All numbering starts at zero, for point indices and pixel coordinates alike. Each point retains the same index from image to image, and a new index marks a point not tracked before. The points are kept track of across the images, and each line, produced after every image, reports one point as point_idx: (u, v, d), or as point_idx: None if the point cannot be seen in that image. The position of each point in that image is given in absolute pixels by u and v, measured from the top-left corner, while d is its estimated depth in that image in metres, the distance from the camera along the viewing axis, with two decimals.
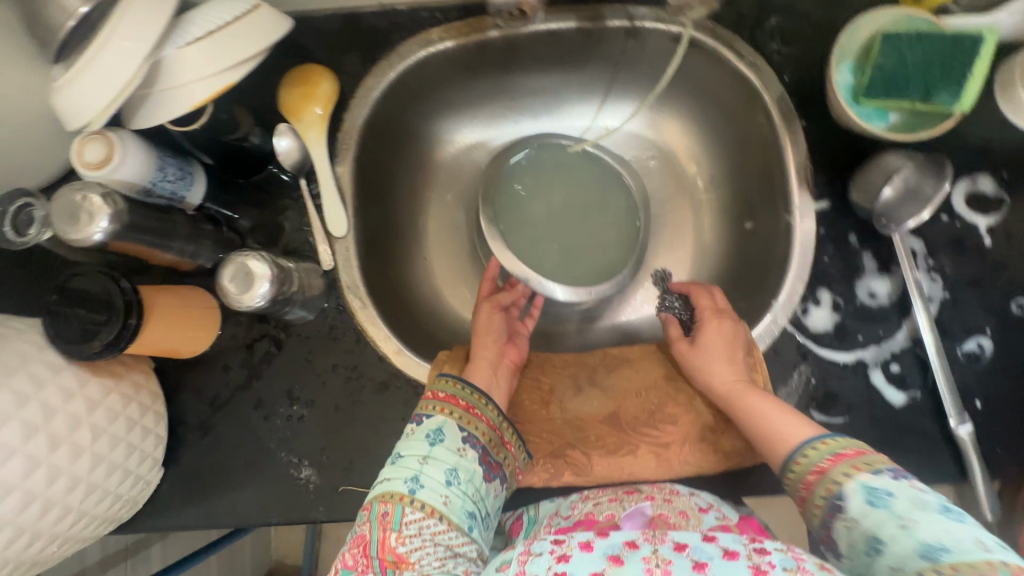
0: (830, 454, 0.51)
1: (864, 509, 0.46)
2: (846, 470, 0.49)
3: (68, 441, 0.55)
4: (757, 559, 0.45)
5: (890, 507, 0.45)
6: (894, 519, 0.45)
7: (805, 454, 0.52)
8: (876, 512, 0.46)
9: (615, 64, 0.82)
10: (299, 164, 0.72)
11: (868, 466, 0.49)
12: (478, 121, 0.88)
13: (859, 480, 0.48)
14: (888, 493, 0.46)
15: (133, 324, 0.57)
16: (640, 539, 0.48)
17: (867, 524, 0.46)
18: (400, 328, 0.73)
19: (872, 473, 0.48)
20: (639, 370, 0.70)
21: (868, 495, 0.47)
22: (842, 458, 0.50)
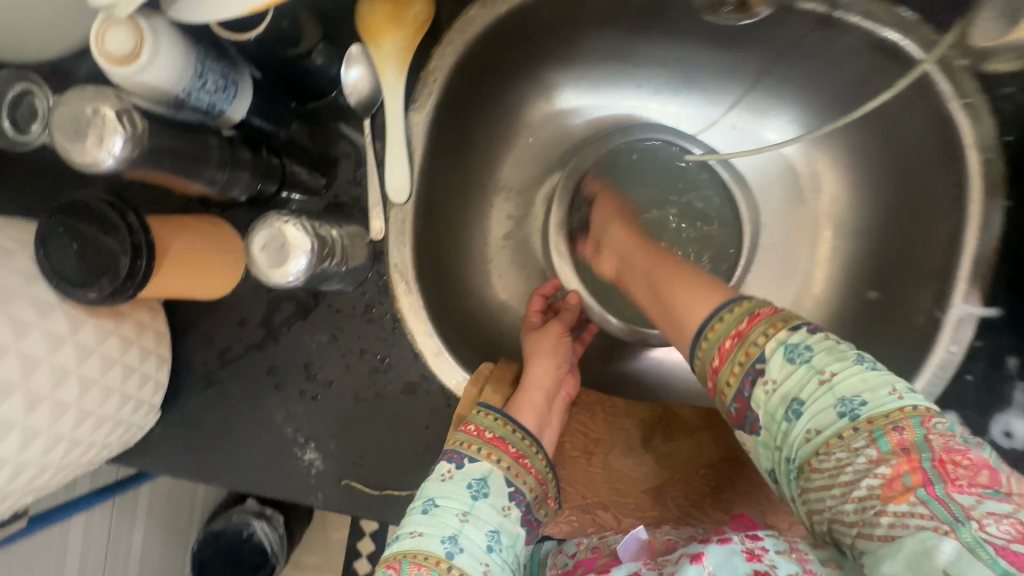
0: (746, 317, 0.47)
1: (785, 369, 0.43)
2: (765, 330, 0.45)
3: (50, 399, 0.46)
4: (752, 544, 0.41)
5: (812, 362, 0.42)
6: (815, 375, 0.42)
7: (722, 319, 0.48)
8: (799, 369, 0.43)
9: (779, 56, 0.64)
10: (368, 102, 0.59)
11: (786, 325, 0.45)
12: (581, 86, 0.73)
13: (777, 340, 0.44)
14: (812, 348, 0.43)
15: (142, 265, 0.47)
16: (641, 568, 0.45)
17: (786, 386, 0.43)
18: (443, 322, 0.63)
19: (797, 331, 0.44)
20: (699, 441, 0.60)
21: (788, 354, 0.43)
22: (759, 318, 0.46)
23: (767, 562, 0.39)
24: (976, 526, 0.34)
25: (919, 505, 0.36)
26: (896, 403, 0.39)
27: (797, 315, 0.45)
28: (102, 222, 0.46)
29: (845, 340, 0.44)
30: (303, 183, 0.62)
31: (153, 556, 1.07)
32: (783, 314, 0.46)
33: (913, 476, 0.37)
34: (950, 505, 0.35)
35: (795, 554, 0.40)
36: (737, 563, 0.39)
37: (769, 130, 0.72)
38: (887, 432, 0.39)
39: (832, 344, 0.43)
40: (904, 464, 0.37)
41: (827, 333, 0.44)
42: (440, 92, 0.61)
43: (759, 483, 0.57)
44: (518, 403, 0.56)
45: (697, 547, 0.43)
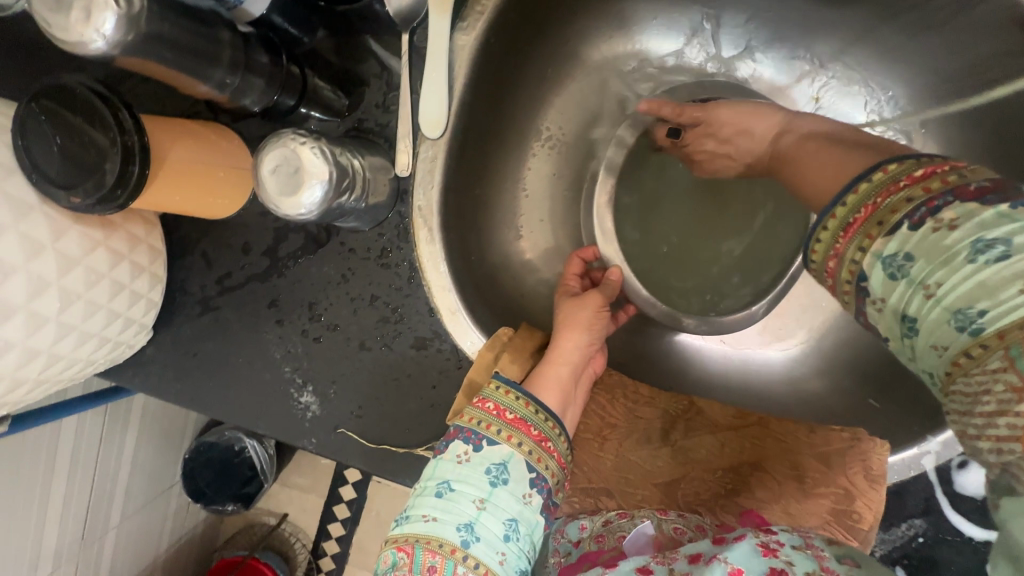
0: (841, 231, 0.39)
1: (886, 286, 0.36)
2: (861, 244, 0.37)
3: (27, 309, 0.42)
4: (765, 536, 0.38)
5: (912, 275, 0.34)
6: (920, 288, 0.34)
7: (819, 239, 0.40)
8: (902, 284, 0.35)
9: (892, 20, 0.55)
10: (409, 14, 0.50)
11: (883, 228, 0.36)
12: (657, 25, 0.65)
13: (872, 254, 0.36)
14: (911, 253, 0.34)
15: (134, 172, 0.42)
16: (652, 564, 0.42)
17: (894, 302, 0.35)
18: (464, 278, 0.57)
19: (895, 233, 0.35)
20: (722, 443, 0.56)
21: (886, 268, 0.35)
22: (853, 230, 0.38)
23: (784, 559, 0.36)
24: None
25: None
26: None
27: (905, 200, 0.35)
28: (89, 116, 0.40)
29: (963, 215, 0.32)
30: (325, 101, 0.54)
31: (145, 461, 1.07)
32: (918, 188, 0.35)
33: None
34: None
35: (810, 549, 0.37)
36: (750, 556, 0.37)
37: (858, 112, 0.63)
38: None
39: (938, 236, 0.33)
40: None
41: (940, 215, 0.33)
42: (493, 13, 0.52)
43: (780, 493, 0.52)
44: (540, 380, 0.51)
45: (711, 548, 0.40)
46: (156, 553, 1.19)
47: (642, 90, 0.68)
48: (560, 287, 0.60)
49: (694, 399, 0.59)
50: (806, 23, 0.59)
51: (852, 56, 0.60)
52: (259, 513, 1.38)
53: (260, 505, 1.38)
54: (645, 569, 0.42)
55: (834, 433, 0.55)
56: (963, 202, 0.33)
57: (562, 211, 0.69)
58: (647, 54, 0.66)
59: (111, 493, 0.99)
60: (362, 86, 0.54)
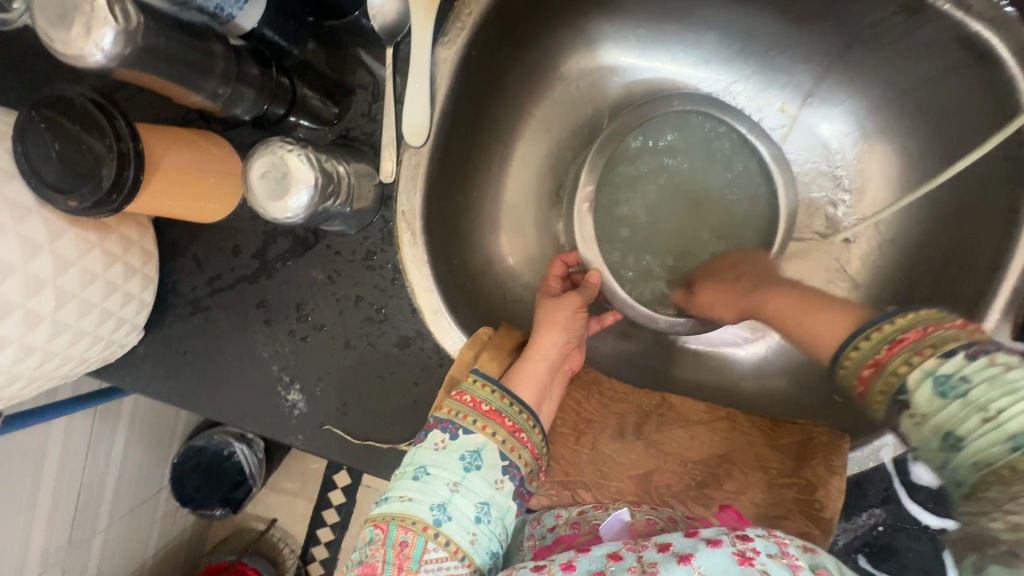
0: (885, 342, 0.41)
1: (931, 401, 0.37)
2: (909, 358, 0.39)
3: (24, 308, 0.44)
4: (742, 546, 0.40)
5: (970, 397, 0.36)
6: (976, 411, 0.36)
7: (857, 346, 0.42)
8: (953, 404, 0.37)
9: (849, 37, 0.58)
10: (393, 29, 0.54)
11: (936, 350, 0.38)
12: (630, 39, 0.68)
13: (923, 370, 0.38)
14: (968, 378, 0.36)
15: (130, 176, 0.44)
16: (621, 550, 0.44)
17: (942, 418, 0.37)
18: (446, 280, 0.60)
19: (950, 357, 0.37)
20: (692, 437, 0.58)
21: (937, 385, 0.37)
22: (900, 345, 0.40)
23: (759, 567, 0.38)
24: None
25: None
26: None
27: (953, 336, 0.38)
28: (87, 123, 0.42)
29: (1013, 362, 0.36)
30: (313, 111, 0.57)
31: (134, 465, 1.08)
32: (921, 346, 0.39)
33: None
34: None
35: (786, 558, 0.39)
36: (726, 563, 0.39)
37: (821, 123, 0.66)
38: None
39: (993, 371, 0.36)
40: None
41: (993, 355, 0.37)
42: (474, 28, 0.55)
43: (745, 484, 0.55)
44: (516, 376, 0.54)
45: (685, 543, 0.43)
46: (143, 557, 1.19)
47: (619, 101, 0.71)
48: (542, 288, 0.63)
49: (667, 395, 0.61)
50: (771, 39, 0.63)
51: (814, 70, 0.63)
52: (247, 518, 1.39)
53: (249, 509, 1.38)
54: (616, 555, 0.44)
55: (798, 426, 0.58)
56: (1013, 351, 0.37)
57: (542, 216, 0.71)
58: (623, 68, 0.69)
59: (100, 495, 1.00)
60: (349, 96, 0.57)
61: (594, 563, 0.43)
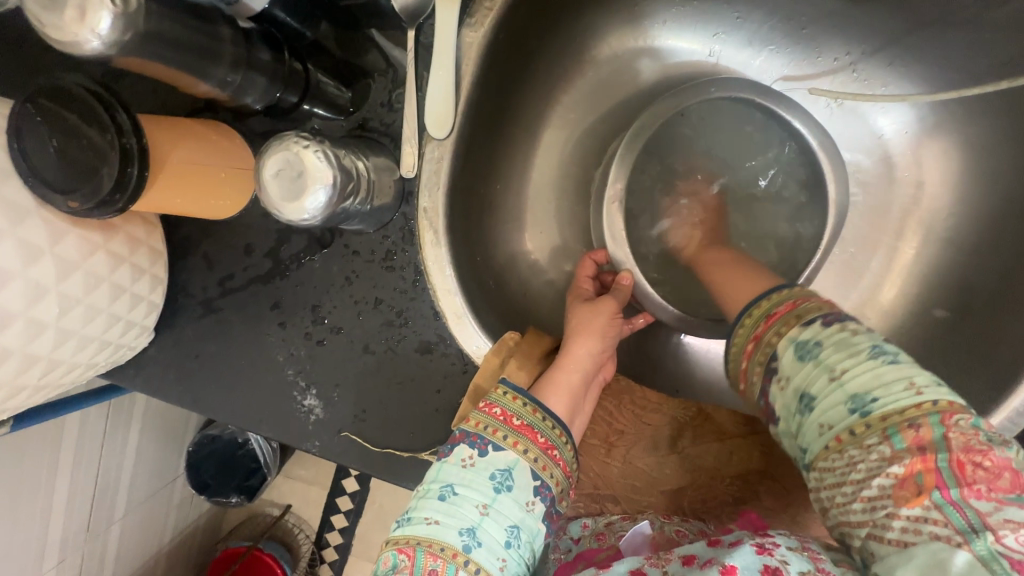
0: (764, 317, 0.45)
1: (794, 366, 0.41)
2: (779, 330, 0.43)
3: (25, 317, 0.41)
4: (761, 538, 0.37)
5: (820, 358, 0.39)
6: (826, 372, 0.38)
7: (742, 324, 0.47)
8: (808, 366, 0.40)
9: (917, 18, 0.53)
10: (415, 10, 0.49)
11: (800, 321, 0.42)
12: (662, 20, 0.63)
13: (789, 338, 0.42)
14: (820, 342, 0.40)
15: (134, 174, 0.40)
16: (644, 566, 0.41)
17: (798, 380, 0.40)
18: (469, 280, 0.56)
19: (809, 326, 0.41)
20: (727, 450, 0.55)
21: (798, 350, 0.41)
22: (774, 318, 0.44)
23: (778, 558, 0.35)
24: (994, 537, 0.30)
25: (933, 510, 0.32)
26: (914, 399, 0.35)
27: (817, 308, 0.42)
28: (87, 117, 0.39)
29: (862, 330, 0.39)
30: (329, 98, 0.52)
31: (148, 456, 1.07)
32: (827, 304, 0.42)
33: (927, 477, 0.33)
34: (966, 512, 0.31)
35: (807, 552, 0.36)
36: (745, 553, 0.35)
37: (878, 114, 0.60)
38: (902, 428, 0.34)
39: (845, 336, 0.39)
40: (918, 463, 0.33)
41: (846, 324, 0.40)
42: (502, 9, 0.51)
43: (786, 501, 0.52)
44: (548, 387, 0.51)
45: (707, 553, 0.39)
46: (160, 545, 1.19)
47: (653, 88, 0.66)
48: (573, 289, 0.60)
49: (703, 406, 0.57)
50: (826, 18, 0.57)
51: (872, 57, 0.58)
52: (263, 505, 1.39)
53: (264, 496, 1.38)
54: (637, 571, 0.41)
55: None
56: (860, 322, 0.40)
57: (570, 210, 0.67)
58: (660, 51, 0.64)
59: (115, 487, 0.99)
60: (367, 82, 0.53)
61: None
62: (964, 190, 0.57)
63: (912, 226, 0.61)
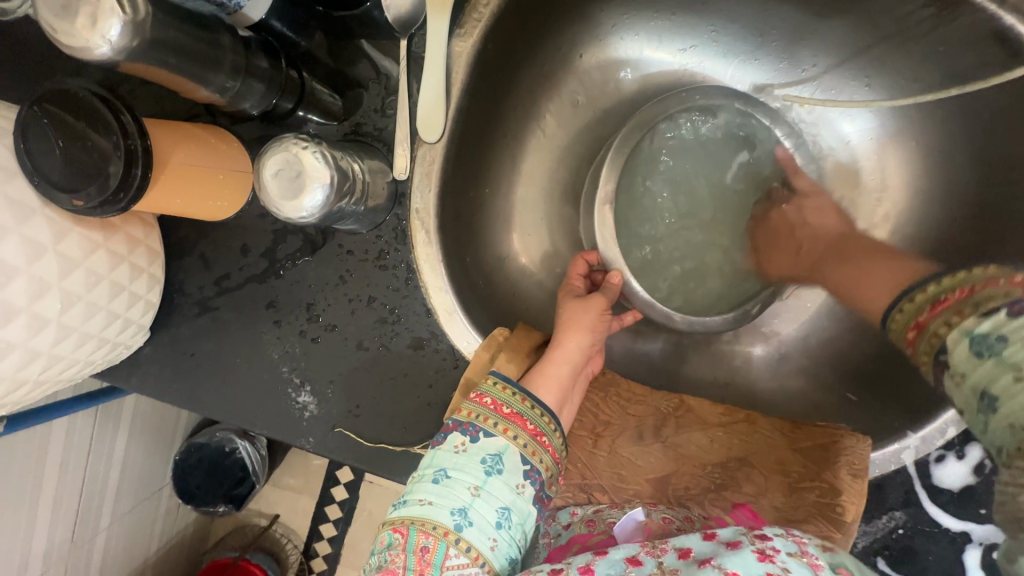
0: (931, 302, 0.37)
1: (969, 363, 0.33)
2: (949, 319, 0.35)
3: (28, 311, 0.42)
4: (760, 543, 0.39)
5: (1005, 356, 0.31)
6: (1011, 369, 0.31)
7: (901, 308, 0.40)
8: (988, 364, 0.32)
9: (878, 32, 0.57)
10: (407, 21, 0.51)
11: (977, 310, 0.33)
12: (643, 32, 0.66)
13: (961, 330, 0.34)
14: (1005, 336, 0.31)
15: (138, 174, 0.42)
16: (640, 554, 0.43)
17: (976, 378, 0.32)
18: (460, 279, 0.58)
19: (990, 315, 0.32)
20: (711, 438, 0.58)
21: (974, 344, 0.33)
22: (944, 306, 0.36)
23: (779, 564, 0.37)
24: None
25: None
26: None
27: (1003, 291, 0.33)
28: (92, 119, 0.40)
29: None
30: (324, 105, 0.55)
31: (135, 464, 1.07)
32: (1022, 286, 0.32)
33: None
34: None
35: (806, 557, 0.38)
36: (747, 561, 0.38)
37: (843, 120, 0.65)
38: None
39: None
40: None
41: None
42: (490, 21, 0.54)
43: (766, 487, 0.55)
44: (538, 377, 0.53)
45: (704, 548, 0.42)
46: (146, 555, 1.18)
47: (635, 96, 0.69)
48: (564, 285, 0.62)
49: (685, 397, 0.60)
50: (795, 32, 0.61)
51: (839, 67, 0.62)
52: (250, 514, 1.38)
53: (252, 505, 1.37)
54: (634, 558, 0.43)
55: (819, 428, 0.57)
56: None
57: (557, 213, 0.70)
58: (641, 61, 0.68)
59: (101, 495, 0.98)
60: (360, 91, 0.55)
61: (613, 567, 0.42)
62: (924, 192, 0.61)
63: (879, 226, 0.65)
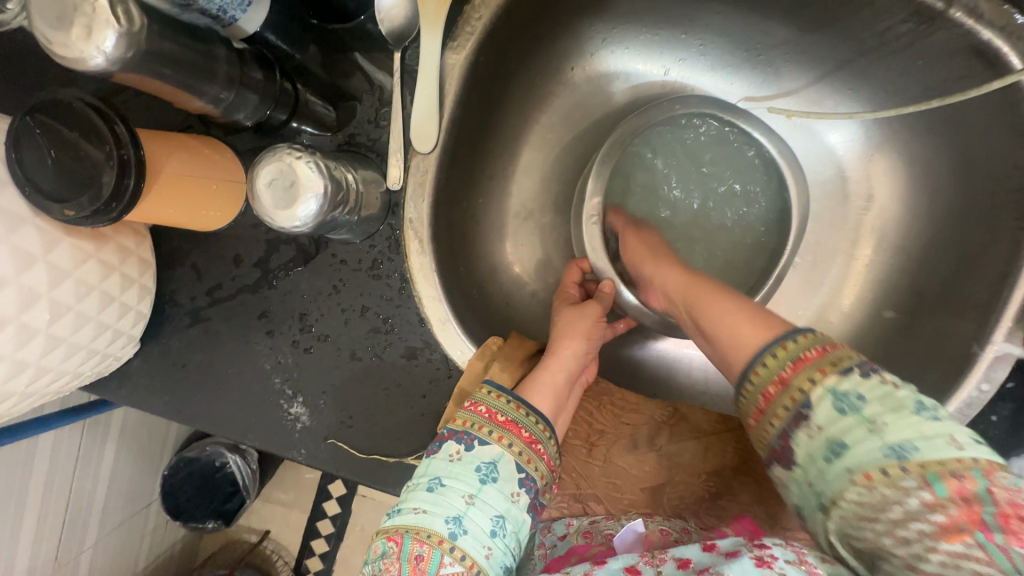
0: (790, 358, 0.40)
1: (829, 416, 0.37)
2: (812, 374, 0.39)
3: (17, 322, 0.42)
4: (760, 550, 0.37)
5: (862, 410, 0.36)
6: (865, 424, 0.36)
7: (765, 362, 0.41)
8: (847, 417, 0.37)
9: (861, 46, 0.58)
10: (402, 32, 0.52)
11: (835, 367, 0.38)
12: (632, 46, 0.67)
13: (825, 387, 0.38)
14: (862, 394, 0.37)
15: (130, 185, 0.42)
16: (639, 563, 0.43)
17: (834, 430, 0.37)
18: (453, 288, 0.58)
19: (847, 375, 0.38)
20: (706, 447, 0.57)
21: (838, 402, 0.37)
22: (804, 361, 0.40)
23: (777, 570, 0.35)
24: None
25: (976, 548, 0.31)
26: (957, 453, 0.34)
27: (841, 356, 0.39)
28: (86, 131, 0.40)
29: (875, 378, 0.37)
30: (317, 116, 0.55)
31: (123, 481, 1.05)
32: (822, 363, 0.39)
33: (969, 523, 0.32)
34: (1014, 557, 0.30)
35: (804, 565, 0.35)
36: (744, 566, 0.36)
37: (829, 131, 0.66)
38: (945, 478, 0.33)
39: (888, 388, 0.37)
40: (962, 513, 0.32)
41: (881, 374, 0.38)
42: (483, 34, 0.54)
43: (761, 495, 0.55)
44: (532, 386, 0.53)
45: (703, 559, 0.41)
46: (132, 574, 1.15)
47: (626, 108, 0.70)
48: (559, 293, 0.63)
49: (678, 406, 0.60)
50: (780, 46, 0.62)
51: (822, 81, 0.63)
52: (240, 530, 1.35)
53: (242, 521, 1.35)
54: (632, 568, 0.43)
55: None
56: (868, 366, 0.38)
57: (551, 223, 0.70)
58: (631, 74, 0.69)
59: (87, 512, 0.96)
60: (354, 102, 0.56)
61: None
62: (909, 201, 0.63)
63: (866, 234, 0.66)
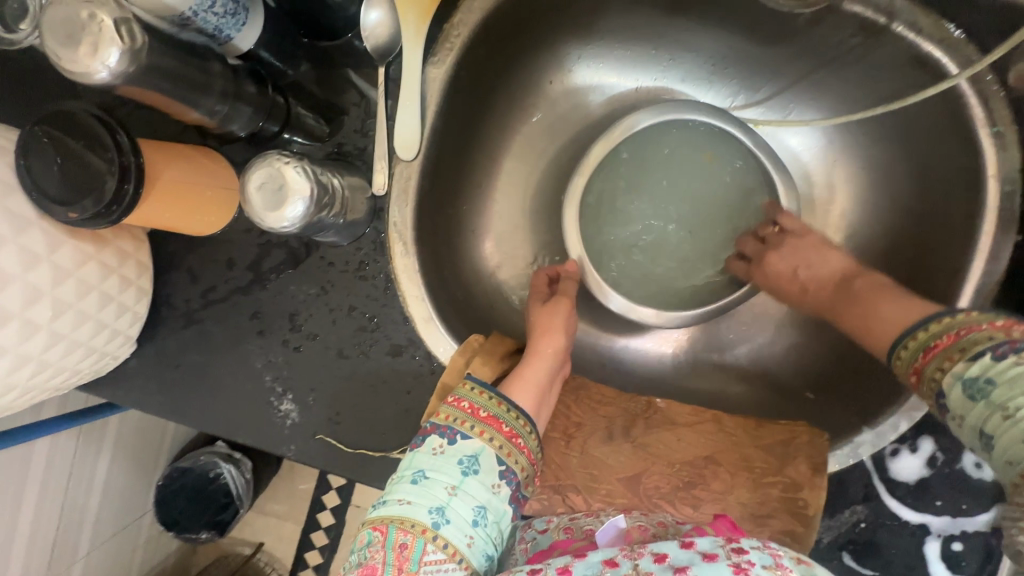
0: (921, 351, 0.46)
1: (962, 402, 0.41)
2: (940, 364, 0.43)
3: (21, 318, 0.45)
4: (737, 558, 0.40)
5: (993, 398, 0.39)
6: (997, 409, 0.39)
7: (904, 347, 0.47)
8: (981, 404, 0.40)
9: (815, 58, 0.62)
10: (385, 50, 0.55)
11: (964, 354, 0.42)
12: (604, 61, 0.71)
13: (952, 373, 0.42)
14: (992, 378, 0.40)
15: (128, 191, 0.45)
16: (617, 557, 0.44)
17: (972, 417, 0.41)
18: (437, 289, 0.61)
19: (977, 360, 0.41)
20: (680, 439, 0.60)
21: (967, 389, 0.41)
22: (934, 352, 0.44)
23: None
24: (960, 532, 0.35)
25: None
26: None
27: (986, 337, 0.41)
28: (89, 141, 0.44)
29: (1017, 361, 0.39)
30: (308, 128, 0.59)
31: (118, 489, 1.06)
32: (949, 352, 0.43)
33: None
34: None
35: (779, 569, 0.40)
36: (722, 574, 0.39)
37: (791, 136, 0.69)
38: None
39: (1022, 368, 0.39)
40: None
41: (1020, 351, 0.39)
42: (462, 50, 0.59)
43: (732, 484, 0.57)
44: (514, 383, 0.55)
45: (681, 556, 0.42)
46: None
47: (601, 119, 0.74)
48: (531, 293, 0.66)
49: (653, 400, 0.63)
50: (743, 60, 0.67)
51: (785, 92, 0.67)
52: (233, 543, 1.35)
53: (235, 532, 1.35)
54: (611, 561, 0.44)
55: (779, 426, 0.60)
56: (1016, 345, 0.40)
57: (531, 227, 0.73)
58: (604, 88, 0.73)
59: (81, 520, 0.97)
60: (341, 115, 0.59)
61: (590, 569, 0.43)
62: (869, 202, 0.66)
63: (833, 235, 0.69)
